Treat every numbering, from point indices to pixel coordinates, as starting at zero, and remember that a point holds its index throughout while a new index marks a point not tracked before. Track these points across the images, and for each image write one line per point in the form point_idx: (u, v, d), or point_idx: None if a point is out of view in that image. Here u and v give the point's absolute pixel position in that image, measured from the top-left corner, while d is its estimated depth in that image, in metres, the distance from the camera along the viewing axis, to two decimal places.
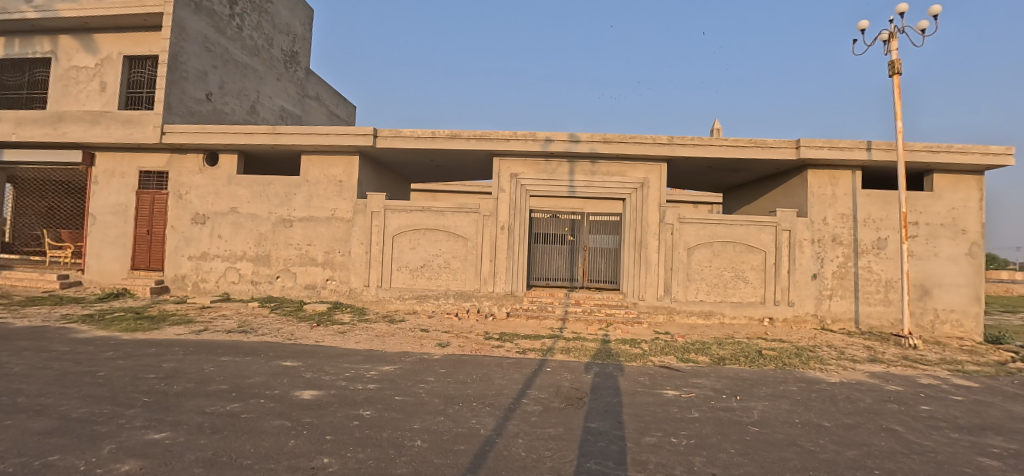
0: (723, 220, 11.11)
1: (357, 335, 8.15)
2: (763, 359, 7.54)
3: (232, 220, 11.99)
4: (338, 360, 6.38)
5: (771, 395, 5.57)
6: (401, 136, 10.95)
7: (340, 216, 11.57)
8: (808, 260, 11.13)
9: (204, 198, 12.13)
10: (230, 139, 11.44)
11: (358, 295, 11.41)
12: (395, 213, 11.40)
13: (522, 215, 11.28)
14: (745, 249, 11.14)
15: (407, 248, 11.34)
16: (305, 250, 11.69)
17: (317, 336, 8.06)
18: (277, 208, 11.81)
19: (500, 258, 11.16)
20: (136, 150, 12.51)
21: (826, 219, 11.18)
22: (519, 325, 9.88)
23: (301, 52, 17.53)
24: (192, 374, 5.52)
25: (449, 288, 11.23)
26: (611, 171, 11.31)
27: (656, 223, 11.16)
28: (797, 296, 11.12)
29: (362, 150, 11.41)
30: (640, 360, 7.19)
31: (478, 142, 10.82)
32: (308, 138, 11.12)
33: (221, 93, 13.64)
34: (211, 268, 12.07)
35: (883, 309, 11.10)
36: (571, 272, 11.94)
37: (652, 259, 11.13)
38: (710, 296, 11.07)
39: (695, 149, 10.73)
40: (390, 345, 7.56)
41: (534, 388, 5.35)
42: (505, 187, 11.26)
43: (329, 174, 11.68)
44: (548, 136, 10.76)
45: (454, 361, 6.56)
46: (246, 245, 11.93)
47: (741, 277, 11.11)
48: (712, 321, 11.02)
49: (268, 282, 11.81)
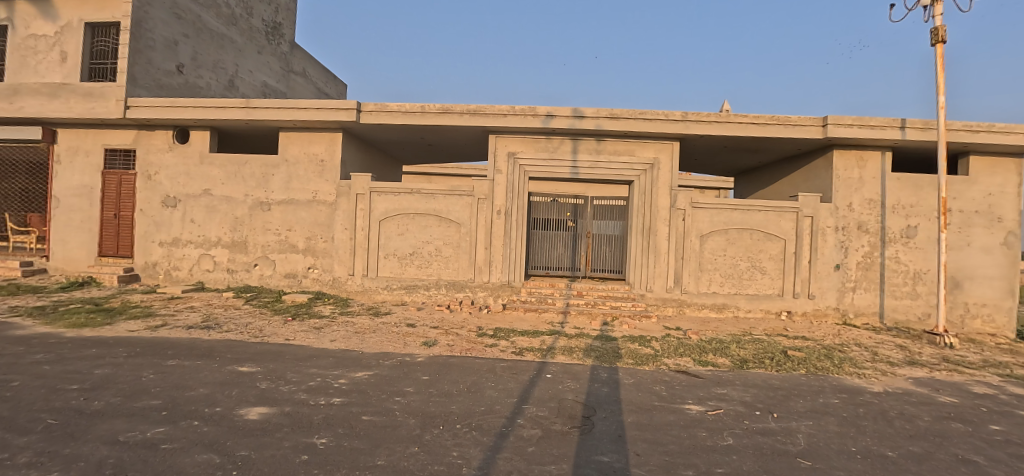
0: (739, 205, 10.18)
1: (334, 332, 7.24)
2: (792, 363, 6.65)
3: (205, 203, 11.05)
4: (306, 363, 5.51)
5: (812, 411, 4.68)
6: (388, 111, 9.96)
7: (322, 199, 10.64)
8: (831, 249, 10.27)
9: (175, 179, 11.19)
10: (200, 114, 10.46)
11: (342, 285, 10.52)
12: (382, 196, 10.45)
13: (521, 199, 10.32)
14: (762, 237, 10.23)
15: (394, 234, 10.42)
16: (285, 236, 10.76)
17: (288, 332, 7.14)
18: (254, 191, 10.86)
19: (495, 246, 10.24)
20: (101, 126, 11.53)
21: (852, 205, 10.30)
22: (516, 319, 8.99)
23: (284, 24, 16.40)
24: (123, 384, 4.66)
25: (440, 277, 10.33)
26: (618, 150, 10.34)
27: (667, 208, 10.23)
28: (818, 288, 10.26)
29: (345, 126, 10.42)
30: (652, 364, 6.29)
31: (471, 118, 9.83)
32: (285, 113, 10.12)
33: (194, 64, 12.63)
34: (184, 255, 11.16)
35: (910, 304, 10.28)
36: (573, 262, 11.04)
37: (661, 247, 10.23)
38: (724, 288, 10.19)
39: (711, 127, 9.76)
40: (370, 344, 6.65)
41: (531, 403, 4.46)
42: (501, 167, 10.30)
43: (310, 153, 10.70)
44: (549, 111, 9.73)
45: (440, 366, 5.65)
46: (221, 231, 11.00)
47: (757, 267, 10.22)
48: (726, 314, 10.15)
49: (245, 271, 10.90)
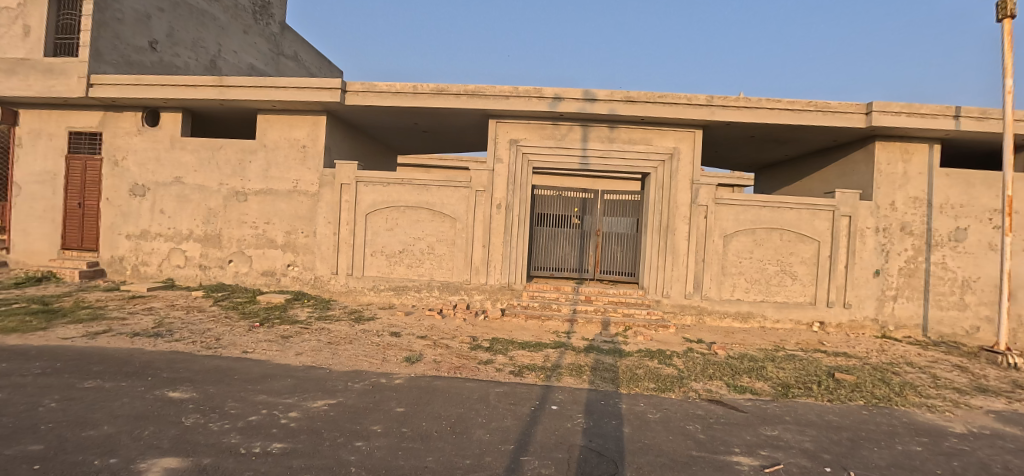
0: (769, 202, 9.08)
1: (303, 341, 6.18)
2: (846, 391, 5.54)
3: (176, 192, 10.04)
4: (255, 387, 4.46)
5: (899, 467, 3.61)
6: (376, 92, 8.90)
7: (303, 189, 9.60)
8: (870, 253, 9.18)
9: (144, 165, 10.19)
10: (169, 93, 9.43)
11: (325, 285, 9.49)
12: (370, 187, 9.39)
13: (524, 192, 9.26)
14: (794, 238, 9.14)
15: (382, 229, 9.38)
16: (262, 229, 9.74)
17: (249, 342, 6.09)
18: (229, 179, 9.84)
19: (494, 244, 9.18)
20: (64, 107, 10.53)
21: (894, 203, 9.21)
22: (516, 328, 7.91)
23: (274, 3, 15.35)
24: (8, 417, 3.62)
25: (432, 278, 9.28)
26: (634, 138, 9.24)
27: (687, 204, 9.13)
28: (855, 296, 9.18)
29: (329, 108, 9.36)
30: (680, 390, 5.18)
31: (469, 100, 8.76)
32: (261, 93, 9.09)
33: (169, 42, 11.69)
34: (153, 249, 10.16)
35: (957, 315, 9.19)
36: (580, 263, 9.98)
37: (680, 248, 9.12)
38: (750, 295, 9.10)
39: (740, 113, 8.65)
40: (342, 358, 5.58)
41: (533, 455, 3.40)
42: (503, 156, 9.22)
43: (291, 138, 9.67)
44: (557, 93, 8.63)
45: (420, 392, 4.58)
46: (193, 223, 9.99)
47: (787, 272, 9.14)
48: (751, 325, 9.07)
49: (218, 268, 9.89)
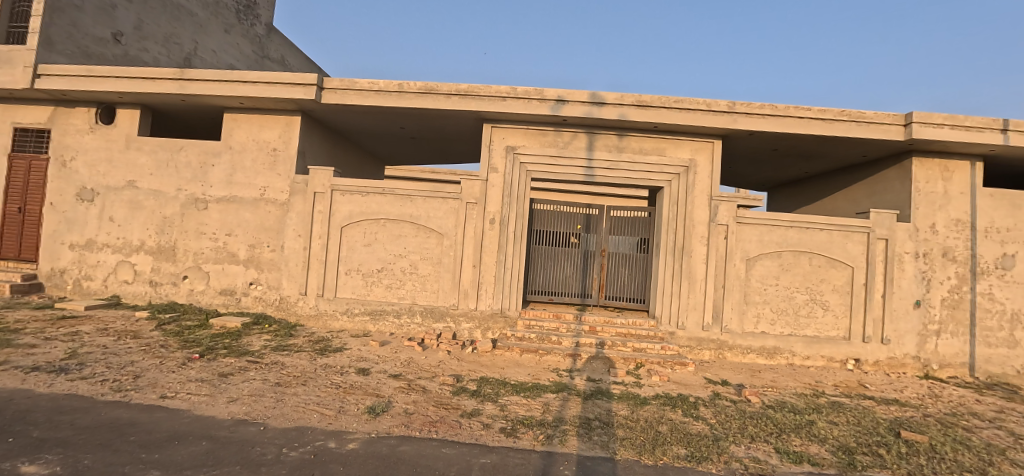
0: (797, 222, 8.01)
1: (244, 383, 4.97)
2: (925, 461, 4.40)
3: (128, 198, 8.86)
4: (149, 457, 3.35)
5: None
6: (356, 89, 7.80)
7: (270, 197, 8.46)
8: (910, 282, 8.09)
9: (94, 167, 8.99)
10: (124, 87, 8.20)
11: (292, 307, 8.30)
12: (345, 196, 8.26)
13: (521, 205, 8.16)
14: (826, 264, 8.04)
15: (359, 244, 8.23)
16: (222, 242, 8.55)
17: (175, 382, 4.89)
18: (188, 184, 8.69)
19: (486, 264, 8.04)
20: (11, 101, 9.40)
21: (935, 226, 8.13)
22: (510, 364, 6.74)
23: (261, 4, 14.37)
24: None
25: (414, 302, 8.12)
26: (646, 148, 8.19)
27: (705, 223, 8.05)
28: (894, 331, 8.07)
29: (303, 107, 8.24)
30: (720, 459, 4.03)
31: (461, 101, 7.69)
32: (227, 88, 7.93)
33: (137, 35, 10.63)
34: (99, 262, 8.92)
35: (1007, 354, 8.09)
36: (583, 287, 8.86)
37: (698, 272, 8.02)
38: (776, 327, 7.99)
39: (765, 121, 7.51)
40: (286, 408, 4.40)
41: None
42: (498, 164, 8.15)
43: (259, 139, 8.54)
44: (560, 95, 7.57)
45: (377, 466, 3.39)
46: (145, 234, 8.78)
47: (817, 302, 8.04)
48: (777, 361, 7.94)
49: (171, 285, 8.68)
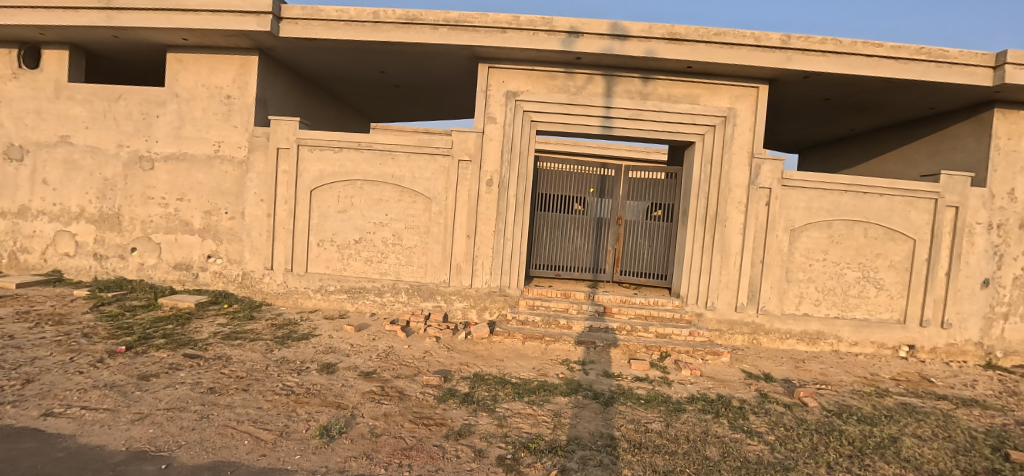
0: (851, 185, 6.75)
1: (165, 390, 3.87)
2: None
3: (62, 157, 7.54)
4: None
5: None
6: (322, 20, 6.39)
7: (226, 155, 7.17)
8: (980, 257, 6.87)
9: (21, 120, 7.61)
10: (39, 20, 6.71)
11: (256, 284, 7.14)
12: (314, 154, 6.96)
13: (524, 164, 6.88)
14: (883, 235, 6.83)
15: (332, 210, 7.00)
16: (172, 208, 7.31)
17: (72, 391, 3.75)
18: (131, 139, 7.38)
19: (483, 234, 6.83)
20: None
21: (1014, 191, 6.82)
22: (510, 355, 5.61)
23: None
24: None
25: (398, 278, 6.95)
26: (675, 94, 6.85)
27: (742, 186, 6.79)
28: (957, 314, 6.92)
29: (261, 43, 6.86)
30: None
31: (451, 34, 6.30)
32: (165, 18, 6.47)
33: None
34: (34, 232, 7.66)
35: None
36: (595, 261, 7.68)
37: (732, 244, 6.82)
38: (820, 309, 6.85)
39: (823, 60, 6.13)
40: (209, 430, 3.29)
41: None
42: (497, 115, 6.83)
43: (211, 84, 7.18)
44: (573, 27, 6.16)
45: None
46: (85, 199, 7.52)
47: (870, 279, 6.86)
48: (820, 348, 6.84)
49: (118, 258, 7.48)
